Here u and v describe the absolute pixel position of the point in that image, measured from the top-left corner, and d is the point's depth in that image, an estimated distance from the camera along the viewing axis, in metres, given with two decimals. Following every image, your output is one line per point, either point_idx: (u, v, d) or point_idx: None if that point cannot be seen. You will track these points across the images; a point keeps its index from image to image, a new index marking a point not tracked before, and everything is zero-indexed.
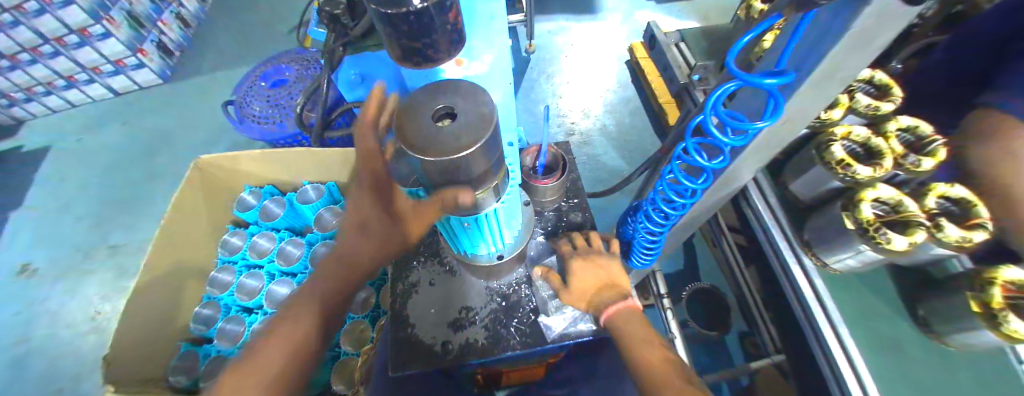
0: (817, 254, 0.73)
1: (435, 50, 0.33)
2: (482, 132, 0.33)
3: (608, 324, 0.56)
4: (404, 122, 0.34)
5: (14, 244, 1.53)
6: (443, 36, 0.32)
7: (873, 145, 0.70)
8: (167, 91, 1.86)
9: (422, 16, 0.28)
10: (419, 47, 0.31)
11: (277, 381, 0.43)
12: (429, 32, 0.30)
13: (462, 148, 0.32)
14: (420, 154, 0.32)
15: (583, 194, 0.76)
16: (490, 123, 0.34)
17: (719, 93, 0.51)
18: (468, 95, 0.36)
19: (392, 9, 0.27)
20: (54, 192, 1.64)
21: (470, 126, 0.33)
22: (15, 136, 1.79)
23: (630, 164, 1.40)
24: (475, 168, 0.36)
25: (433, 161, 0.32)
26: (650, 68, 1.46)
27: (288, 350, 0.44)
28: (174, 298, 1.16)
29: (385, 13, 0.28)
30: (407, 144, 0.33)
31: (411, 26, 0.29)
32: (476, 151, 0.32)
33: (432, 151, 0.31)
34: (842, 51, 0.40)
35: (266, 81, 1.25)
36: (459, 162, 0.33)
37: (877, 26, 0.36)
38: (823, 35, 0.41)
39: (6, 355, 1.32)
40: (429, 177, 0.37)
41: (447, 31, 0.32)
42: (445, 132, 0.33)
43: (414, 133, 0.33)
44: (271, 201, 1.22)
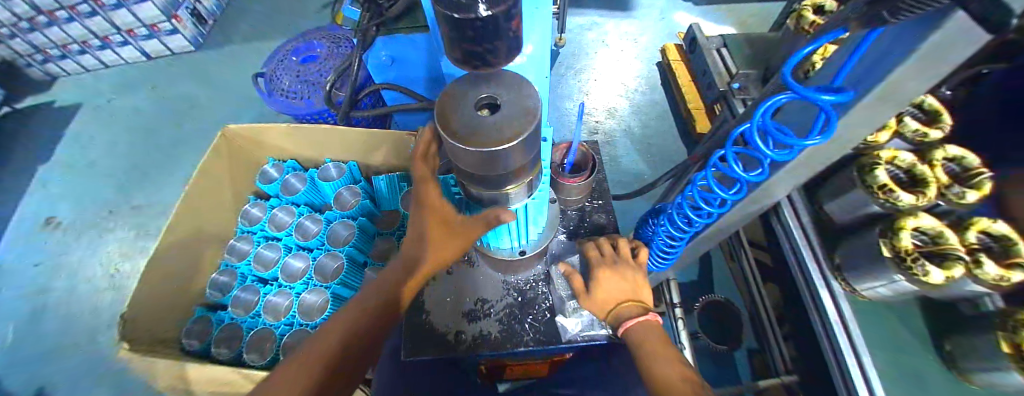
0: (847, 280, 0.70)
1: (494, 55, 0.34)
2: (525, 127, 0.32)
3: (625, 336, 0.54)
4: (446, 110, 0.34)
5: (43, 196, 1.59)
6: (503, 43, 0.33)
7: (919, 173, 0.68)
8: (197, 59, 1.90)
9: (487, 22, 0.29)
10: (480, 52, 0.32)
11: (333, 361, 0.44)
12: (490, 38, 0.31)
13: (502, 142, 0.32)
14: (461, 143, 0.32)
15: (608, 195, 0.75)
16: (534, 117, 0.33)
17: (769, 105, 0.50)
18: (515, 88, 0.35)
19: (460, 13, 0.28)
20: (83, 149, 1.70)
21: (513, 119, 0.33)
22: (49, 91, 1.85)
23: (652, 169, 1.38)
24: (512, 162, 0.36)
25: (474, 151, 0.32)
26: (683, 72, 1.43)
27: (344, 335, 0.46)
28: (193, 263, 1.19)
29: (452, 17, 0.29)
30: (448, 132, 0.33)
31: (476, 30, 0.30)
32: (517, 146, 0.32)
33: (474, 141, 0.31)
34: (906, 72, 0.38)
35: (297, 56, 1.26)
36: (498, 155, 0.33)
37: (948, 49, 0.35)
38: (887, 52, 0.39)
39: (28, 302, 1.39)
40: (464, 165, 0.37)
41: (508, 35, 0.32)
42: (489, 123, 0.33)
43: (457, 121, 0.33)
44: (293, 177, 1.25)
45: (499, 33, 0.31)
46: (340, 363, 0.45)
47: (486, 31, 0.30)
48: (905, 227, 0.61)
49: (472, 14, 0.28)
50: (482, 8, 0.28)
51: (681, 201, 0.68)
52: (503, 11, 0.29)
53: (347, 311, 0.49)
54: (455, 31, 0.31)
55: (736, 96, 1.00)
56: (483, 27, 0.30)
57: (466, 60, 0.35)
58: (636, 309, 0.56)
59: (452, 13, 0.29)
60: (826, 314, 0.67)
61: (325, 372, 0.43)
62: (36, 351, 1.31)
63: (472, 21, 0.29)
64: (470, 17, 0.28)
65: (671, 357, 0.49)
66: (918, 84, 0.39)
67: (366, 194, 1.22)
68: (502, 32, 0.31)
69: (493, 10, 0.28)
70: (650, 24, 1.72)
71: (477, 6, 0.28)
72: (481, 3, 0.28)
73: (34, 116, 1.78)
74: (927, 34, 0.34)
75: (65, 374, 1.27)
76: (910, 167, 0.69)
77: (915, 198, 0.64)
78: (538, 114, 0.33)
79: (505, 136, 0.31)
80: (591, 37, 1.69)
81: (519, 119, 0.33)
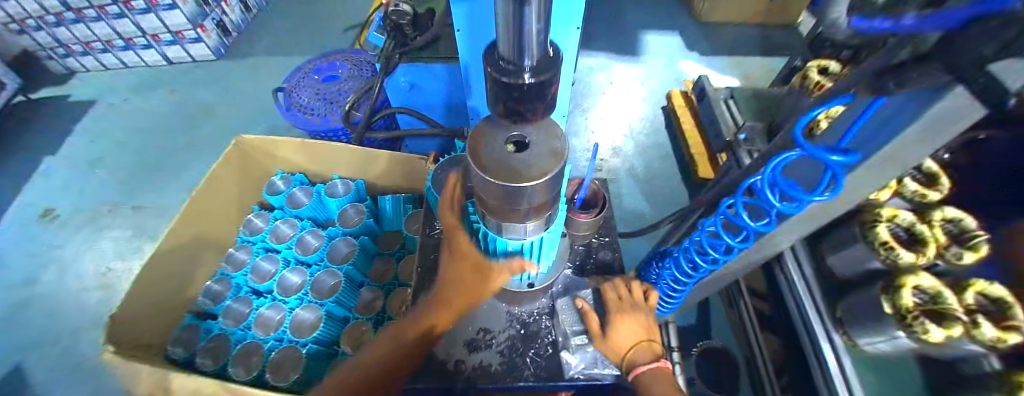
0: (849, 334, 0.70)
1: (533, 114, 0.36)
2: (550, 166, 0.35)
3: (636, 381, 0.54)
4: (477, 146, 0.36)
5: (43, 188, 1.59)
6: (543, 104, 0.35)
7: (918, 232, 0.70)
8: (217, 67, 1.96)
9: (532, 87, 0.33)
10: (520, 111, 0.35)
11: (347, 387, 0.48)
12: (532, 99, 0.34)
13: (530, 179, 0.34)
14: (489, 175, 0.34)
15: (615, 233, 0.76)
16: (558, 158, 0.36)
17: (778, 162, 0.52)
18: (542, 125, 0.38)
19: (507, 78, 0.33)
20: (91, 144, 1.72)
21: (540, 159, 0.35)
22: (67, 85, 1.90)
23: (654, 208, 1.41)
24: (534, 199, 0.38)
25: (500, 184, 0.34)
26: (686, 116, 1.52)
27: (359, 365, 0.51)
28: (190, 268, 1.18)
29: (500, 79, 0.33)
30: (478, 165, 0.35)
31: (522, 92, 0.33)
32: (542, 183, 0.35)
33: (499, 175, 0.34)
34: (902, 139, 0.43)
35: (319, 75, 1.31)
36: (520, 191, 0.35)
37: (956, 113, 0.38)
38: (892, 118, 0.43)
39: (11, 295, 1.34)
40: (487, 197, 0.39)
41: (549, 97, 0.36)
42: (520, 161, 0.35)
43: (486, 156, 0.35)
44: (300, 190, 1.26)
45: (544, 96, 0.35)
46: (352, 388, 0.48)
47: (534, 95, 0.34)
48: (906, 285, 0.61)
49: (519, 77, 0.32)
50: (525, 74, 0.33)
51: (688, 244, 0.67)
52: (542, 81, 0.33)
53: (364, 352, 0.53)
54: (504, 93, 0.34)
55: (741, 146, 1.02)
56: (529, 91, 0.33)
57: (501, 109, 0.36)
58: (649, 354, 0.56)
59: (501, 76, 0.33)
60: (828, 368, 0.67)
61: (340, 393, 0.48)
62: (6, 348, 1.25)
63: (519, 86, 0.33)
64: (517, 79, 0.32)
65: None
66: (922, 147, 0.44)
67: (370, 213, 1.23)
68: (544, 94, 0.34)
69: (537, 76, 0.33)
70: (656, 69, 1.81)
71: (521, 71, 0.33)
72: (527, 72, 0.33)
73: (47, 107, 1.82)
74: (934, 99, 0.37)
75: (36, 371, 1.22)
76: (910, 226, 0.71)
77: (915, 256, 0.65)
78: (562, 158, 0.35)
79: (534, 174, 0.34)
80: (598, 77, 1.77)
81: (544, 159, 0.35)
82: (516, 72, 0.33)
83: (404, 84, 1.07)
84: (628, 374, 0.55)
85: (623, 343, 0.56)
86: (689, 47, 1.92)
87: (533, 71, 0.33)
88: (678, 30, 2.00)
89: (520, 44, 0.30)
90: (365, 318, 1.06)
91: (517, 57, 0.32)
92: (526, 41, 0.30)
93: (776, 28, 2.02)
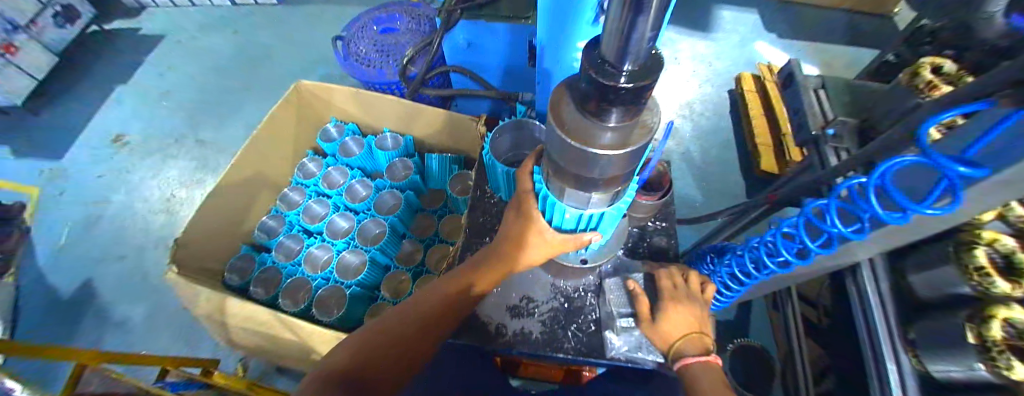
0: (920, 357, 0.64)
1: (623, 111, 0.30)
2: (635, 141, 0.33)
3: (681, 372, 0.52)
4: (563, 104, 0.34)
5: (118, 115, 1.72)
6: (634, 106, 0.29)
7: (1018, 261, 0.56)
8: (276, 12, 2.00)
9: (627, 93, 0.27)
10: (607, 110, 0.29)
11: (378, 342, 0.50)
12: (623, 104, 0.28)
13: (606, 148, 0.33)
14: (567, 135, 0.33)
15: (673, 219, 0.72)
16: (649, 131, 0.33)
17: (887, 167, 0.46)
18: (631, 121, 0.32)
19: (607, 80, 0.26)
20: (160, 78, 1.83)
21: (630, 131, 0.33)
22: (140, 18, 2.01)
23: (705, 199, 1.33)
24: (608, 171, 0.36)
25: (577, 148, 0.33)
26: (754, 103, 1.41)
27: (389, 324, 0.52)
28: (248, 204, 1.26)
29: (598, 81, 0.27)
30: (559, 121, 0.34)
31: (617, 96, 0.27)
32: (620, 154, 0.33)
33: (577, 137, 0.33)
34: None
35: (378, 26, 1.30)
36: (590, 158, 0.34)
37: None
38: None
39: (83, 212, 1.50)
40: (559, 159, 0.38)
41: (644, 100, 0.29)
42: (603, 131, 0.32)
43: (569, 115, 0.33)
44: (352, 140, 1.30)
45: (638, 101, 0.28)
46: (382, 343, 0.50)
47: (621, 102, 0.28)
48: (996, 316, 0.53)
49: (616, 81, 0.26)
50: (622, 78, 0.26)
51: (758, 243, 0.63)
52: (636, 90, 0.26)
53: (397, 313, 0.54)
54: (590, 87, 0.28)
55: (827, 142, 0.91)
56: (623, 97, 0.27)
57: (585, 103, 0.31)
58: (701, 348, 0.54)
59: (597, 76, 0.27)
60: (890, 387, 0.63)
61: (371, 346, 0.49)
62: (87, 255, 1.42)
63: (613, 90, 0.27)
64: (613, 84, 0.26)
65: None
66: None
67: (417, 169, 1.24)
68: (639, 100, 0.28)
69: (637, 84, 0.26)
70: (726, 49, 1.66)
71: (620, 74, 0.26)
72: (626, 75, 0.27)
73: (119, 39, 1.94)
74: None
75: (109, 280, 1.37)
76: (1009, 252, 0.57)
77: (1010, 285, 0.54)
78: (654, 130, 0.33)
79: (611, 142, 0.33)
80: (663, 51, 1.64)
81: (633, 130, 0.33)
82: (613, 73, 0.27)
83: (462, 42, 1.03)
84: (674, 364, 0.53)
85: (672, 331, 0.54)
86: (767, 28, 1.73)
87: (631, 76, 0.27)
88: (756, 8, 1.80)
89: (624, 46, 0.24)
90: (405, 270, 1.11)
91: (618, 59, 0.26)
92: (631, 46, 0.23)
93: (870, 17, 1.78)
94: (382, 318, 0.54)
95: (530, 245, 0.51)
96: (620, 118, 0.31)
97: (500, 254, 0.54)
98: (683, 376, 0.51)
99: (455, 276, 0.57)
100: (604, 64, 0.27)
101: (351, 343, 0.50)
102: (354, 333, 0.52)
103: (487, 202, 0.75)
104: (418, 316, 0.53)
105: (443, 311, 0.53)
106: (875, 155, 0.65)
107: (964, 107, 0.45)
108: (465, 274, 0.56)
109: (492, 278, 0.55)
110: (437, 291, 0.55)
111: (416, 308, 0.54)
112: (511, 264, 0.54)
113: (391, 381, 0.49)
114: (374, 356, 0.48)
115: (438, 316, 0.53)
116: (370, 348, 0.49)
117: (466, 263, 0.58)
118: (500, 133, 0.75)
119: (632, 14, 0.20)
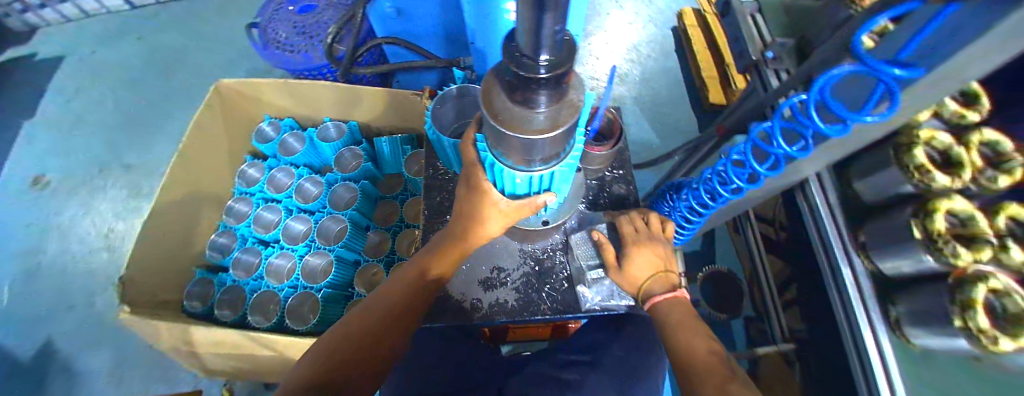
0: (872, 257, 0.67)
1: (546, 90, 0.27)
2: (566, 118, 0.31)
3: (651, 310, 0.53)
4: (494, 85, 0.31)
5: (28, 155, 1.50)
6: (554, 90, 0.27)
7: (954, 155, 0.61)
8: (184, 9, 1.77)
9: (548, 81, 0.25)
10: (528, 89, 0.27)
11: (362, 339, 0.46)
12: (544, 92, 0.26)
13: (541, 131, 0.32)
14: (500, 124, 0.32)
15: (629, 164, 0.72)
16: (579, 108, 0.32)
17: (826, 79, 0.45)
18: (561, 102, 0.30)
19: (524, 72, 0.24)
20: (67, 104, 1.60)
21: (560, 109, 0.31)
22: (31, 43, 1.72)
23: (663, 140, 1.34)
24: (545, 148, 0.36)
25: (510, 133, 0.32)
26: (698, 37, 1.40)
27: (372, 318, 0.49)
28: (191, 226, 1.15)
29: (517, 72, 0.25)
30: (490, 110, 0.32)
31: (538, 87, 0.26)
32: (553, 134, 0.33)
33: (511, 126, 0.32)
34: (967, 55, 0.36)
35: (294, 6, 1.17)
36: (531, 141, 0.33)
37: None
38: (958, 29, 0.37)
39: (20, 266, 1.34)
40: (494, 135, 0.35)
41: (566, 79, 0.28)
42: (534, 116, 0.30)
43: (500, 104, 0.31)
44: (291, 136, 1.21)
45: (562, 83, 0.27)
46: (366, 343, 0.46)
47: (547, 89, 0.27)
48: (939, 209, 0.57)
49: (534, 72, 0.24)
50: (541, 69, 0.24)
51: (710, 174, 0.64)
52: (558, 75, 0.25)
53: (372, 306, 0.51)
54: (512, 77, 0.27)
55: (768, 65, 0.91)
56: (545, 85, 0.26)
57: (510, 92, 0.28)
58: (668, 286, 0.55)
59: (515, 70, 0.25)
60: (845, 288, 0.66)
61: (354, 345, 0.46)
62: (32, 313, 1.28)
63: (533, 81, 0.25)
64: (531, 77, 0.24)
65: (698, 334, 0.49)
66: (982, 66, 0.37)
67: (367, 157, 1.18)
68: (562, 82, 0.27)
69: (556, 73, 0.24)
70: None
71: (538, 65, 0.24)
72: (543, 63, 0.24)
73: (15, 71, 1.65)
74: (973, 38, 0.34)
75: (63, 334, 1.25)
76: (946, 148, 0.62)
77: (951, 178, 0.58)
78: (582, 107, 0.32)
79: (542, 126, 0.32)
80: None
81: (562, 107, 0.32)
82: (530, 63, 0.25)
83: (390, 11, 0.94)
84: (645, 305, 0.55)
85: (638, 274, 0.54)
86: None
87: (550, 64, 0.24)
88: None
89: (537, 40, 0.22)
90: (376, 261, 1.08)
91: (533, 51, 0.23)
92: (544, 40, 0.21)
93: None
94: (355, 314, 0.50)
95: (491, 221, 0.49)
96: (549, 103, 0.29)
97: (463, 230, 0.51)
98: (654, 318, 0.53)
99: (419, 262, 0.54)
100: (522, 56, 0.25)
101: (328, 345, 0.46)
102: (319, 340, 0.47)
103: (442, 180, 0.72)
104: (388, 310, 0.50)
105: (411, 298, 0.51)
106: (814, 71, 0.66)
107: (894, 10, 0.44)
108: (429, 258, 0.53)
109: (454, 258, 0.53)
110: (403, 279, 0.52)
111: (389, 300, 0.51)
112: (472, 240, 0.52)
113: (366, 378, 0.45)
114: (342, 355, 0.44)
115: (413, 304, 0.51)
116: (352, 347, 0.45)
117: (429, 245, 0.55)
118: (441, 104, 0.70)
119: (536, 12, 0.18)
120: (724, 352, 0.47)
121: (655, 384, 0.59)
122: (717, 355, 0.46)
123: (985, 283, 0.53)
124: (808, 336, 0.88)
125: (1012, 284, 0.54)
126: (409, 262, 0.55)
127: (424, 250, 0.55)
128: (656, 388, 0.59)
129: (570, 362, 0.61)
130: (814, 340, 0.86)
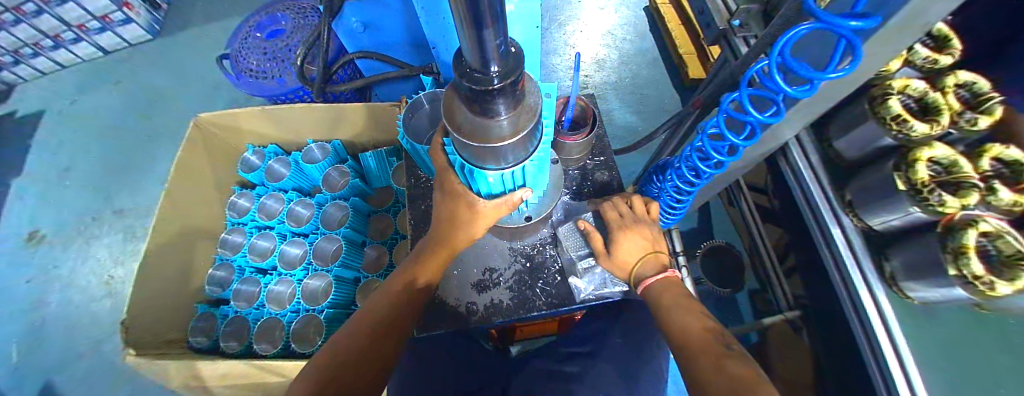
0: (860, 215, 0.67)
1: (503, 99, 0.26)
2: (526, 123, 0.31)
3: (645, 294, 0.54)
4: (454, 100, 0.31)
5: (20, 213, 1.50)
6: (510, 98, 0.27)
7: (930, 101, 0.62)
8: (158, 49, 1.77)
9: (503, 91, 0.25)
10: (485, 101, 0.26)
11: (357, 348, 0.47)
12: (502, 100, 0.26)
13: (505, 138, 0.32)
14: (464, 137, 0.31)
15: (609, 151, 0.72)
16: (536, 111, 0.32)
17: (788, 38, 0.45)
18: (519, 108, 0.29)
19: (476, 85, 0.24)
20: (53, 158, 1.59)
21: (520, 115, 0.31)
22: (10, 101, 1.71)
23: (647, 121, 1.34)
24: (510, 152, 0.35)
25: (475, 145, 0.32)
26: (671, 15, 1.40)
27: (366, 328, 0.49)
28: (187, 263, 1.15)
29: (470, 87, 0.24)
30: (453, 125, 0.32)
31: (495, 98, 0.25)
32: (518, 139, 0.32)
33: (476, 138, 0.31)
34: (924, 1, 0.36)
35: (261, 32, 1.16)
36: (496, 149, 0.33)
37: None
38: None
39: (24, 322, 1.34)
40: (460, 145, 0.35)
41: (521, 86, 0.27)
42: (497, 124, 0.29)
43: (462, 117, 0.30)
44: (276, 162, 1.21)
45: (517, 91, 0.27)
46: (362, 351, 0.47)
47: (504, 98, 0.26)
48: (921, 158, 0.57)
49: (487, 85, 0.24)
50: (494, 80, 0.24)
51: (689, 152, 0.64)
52: (513, 83, 0.24)
53: (366, 316, 0.51)
54: (466, 92, 0.26)
55: (736, 34, 0.91)
56: (501, 94, 0.25)
57: (468, 105, 0.28)
58: (660, 268, 0.55)
59: (468, 85, 0.24)
60: (838, 248, 0.66)
61: (350, 354, 0.46)
62: (43, 369, 1.28)
63: (487, 93, 0.24)
64: (485, 90, 0.24)
65: (691, 311, 0.49)
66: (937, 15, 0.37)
67: (355, 173, 1.18)
68: (517, 88, 0.26)
69: (508, 82, 0.24)
70: None
71: (490, 77, 0.24)
72: (495, 75, 0.24)
73: None
74: None
75: (76, 386, 1.25)
76: (921, 95, 0.62)
77: (930, 126, 0.59)
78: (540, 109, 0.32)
79: (505, 133, 0.31)
80: None
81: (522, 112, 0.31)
82: (482, 77, 0.24)
83: (356, 26, 0.94)
84: (638, 289, 0.54)
85: (628, 259, 0.54)
86: None
87: (501, 74, 0.24)
88: None
89: (482, 55, 0.21)
90: (376, 276, 1.09)
91: (481, 65, 0.23)
92: (489, 53, 0.21)
93: None
94: (350, 324, 0.50)
95: (476, 225, 0.50)
96: (509, 111, 0.28)
97: (447, 233, 0.52)
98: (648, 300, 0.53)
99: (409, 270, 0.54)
100: (472, 71, 0.25)
101: (324, 356, 0.46)
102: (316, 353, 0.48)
103: (426, 189, 0.72)
104: (383, 318, 0.50)
105: (404, 305, 0.52)
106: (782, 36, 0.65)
107: None
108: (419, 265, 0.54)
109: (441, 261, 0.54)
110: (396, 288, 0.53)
111: (382, 308, 0.52)
112: (459, 243, 0.53)
113: (365, 386, 0.45)
114: (339, 369, 0.44)
115: (407, 310, 0.52)
116: (348, 356, 0.46)
117: (418, 253, 0.56)
118: (414, 115, 0.70)
119: (476, 30, 0.18)
120: (719, 327, 0.47)
121: (656, 370, 0.60)
122: (711, 332, 0.46)
123: (975, 229, 0.53)
124: (812, 300, 0.88)
125: (1002, 225, 0.54)
126: (400, 270, 0.56)
127: (414, 257, 0.56)
128: (660, 373, 0.59)
129: (571, 355, 0.61)
130: (816, 304, 0.87)
